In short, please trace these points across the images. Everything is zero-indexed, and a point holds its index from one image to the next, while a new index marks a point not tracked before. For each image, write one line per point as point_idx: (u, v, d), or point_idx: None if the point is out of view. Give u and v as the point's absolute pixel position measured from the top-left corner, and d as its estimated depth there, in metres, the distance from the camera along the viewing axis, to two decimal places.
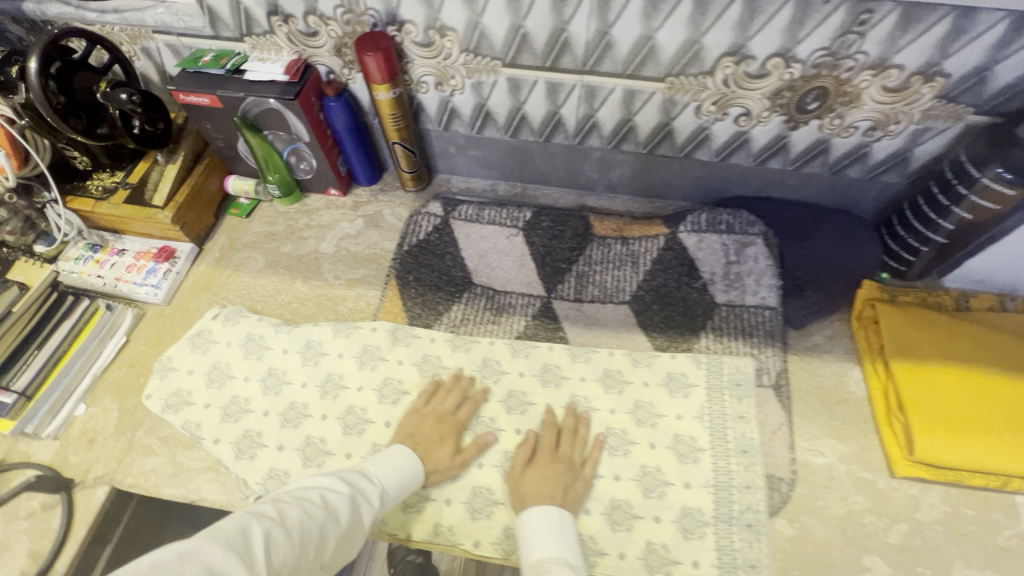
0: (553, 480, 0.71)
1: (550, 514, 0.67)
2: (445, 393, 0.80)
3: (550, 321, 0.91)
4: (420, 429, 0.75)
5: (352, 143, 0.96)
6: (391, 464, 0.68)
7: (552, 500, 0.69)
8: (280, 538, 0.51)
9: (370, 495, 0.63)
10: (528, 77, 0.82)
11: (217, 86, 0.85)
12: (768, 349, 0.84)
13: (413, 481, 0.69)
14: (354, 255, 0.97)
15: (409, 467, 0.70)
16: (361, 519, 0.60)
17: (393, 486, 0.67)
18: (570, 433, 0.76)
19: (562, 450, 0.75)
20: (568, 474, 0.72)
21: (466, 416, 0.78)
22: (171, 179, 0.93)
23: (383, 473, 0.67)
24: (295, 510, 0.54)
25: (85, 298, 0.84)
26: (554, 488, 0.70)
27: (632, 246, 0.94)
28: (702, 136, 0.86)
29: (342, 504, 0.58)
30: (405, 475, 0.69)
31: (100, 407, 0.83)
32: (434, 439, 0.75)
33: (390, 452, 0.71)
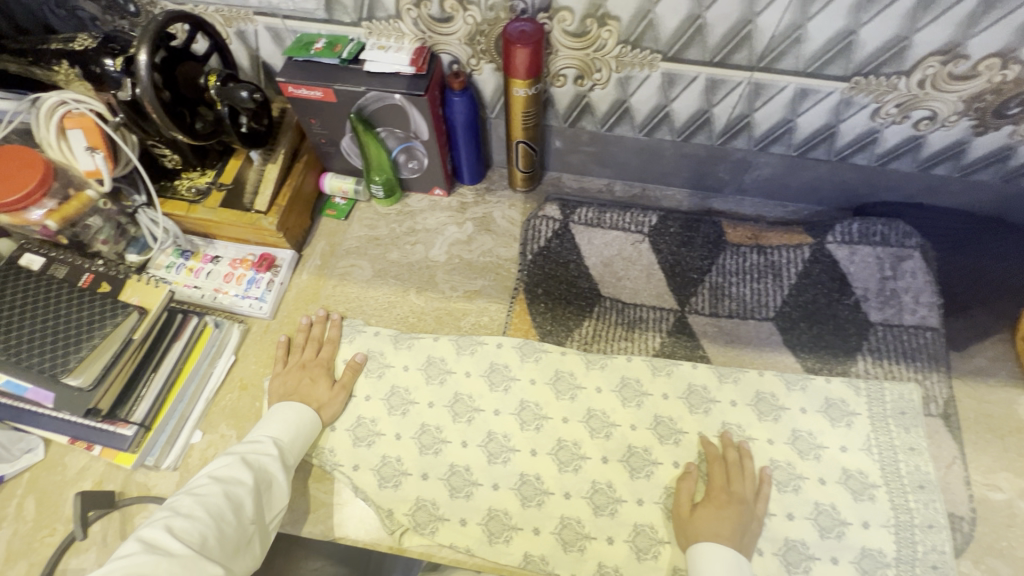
0: (730, 520, 0.66)
1: (729, 558, 0.63)
2: (302, 345, 0.80)
3: (687, 337, 0.85)
4: (288, 382, 0.75)
5: (466, 140, 0.87)
6: (277, 419, 0.69)
7: (728, 542, 0.64)
8: (184, 523, 0.54)
9: (268, 450, 0.65)
10: (688, 73, 0.73)
11: (334, 78, 0.75)
12: (932, 374, 0.78)
13: (306, 422, 0.71)
14: (469, 263, 0.90)
15: (296, 412, 0.71)
16: (271, 473, 0.64)
17: (286, 432, 0.68)
18: (737, 467, 0.71)
19: (729, 483, 0.70)
20: (743, 511, 0.67)
21: (329, 355, 0.79)
22: (272, 180, 0.84)
23: (271, 428, 0.68)
24: (186, 498, 0.57)
25: (194, 315, 0.78)
26: (730, 527, 0.65)
27: (771, 256, 0.88)
28: (869, 140, 0.78)
29: (238, 473, 0.61)
30: (297, 417, 0.70)
31: (217, 434, 0.76)
32: (306, 382, 0.76)
33: (273, 412, 0.71)
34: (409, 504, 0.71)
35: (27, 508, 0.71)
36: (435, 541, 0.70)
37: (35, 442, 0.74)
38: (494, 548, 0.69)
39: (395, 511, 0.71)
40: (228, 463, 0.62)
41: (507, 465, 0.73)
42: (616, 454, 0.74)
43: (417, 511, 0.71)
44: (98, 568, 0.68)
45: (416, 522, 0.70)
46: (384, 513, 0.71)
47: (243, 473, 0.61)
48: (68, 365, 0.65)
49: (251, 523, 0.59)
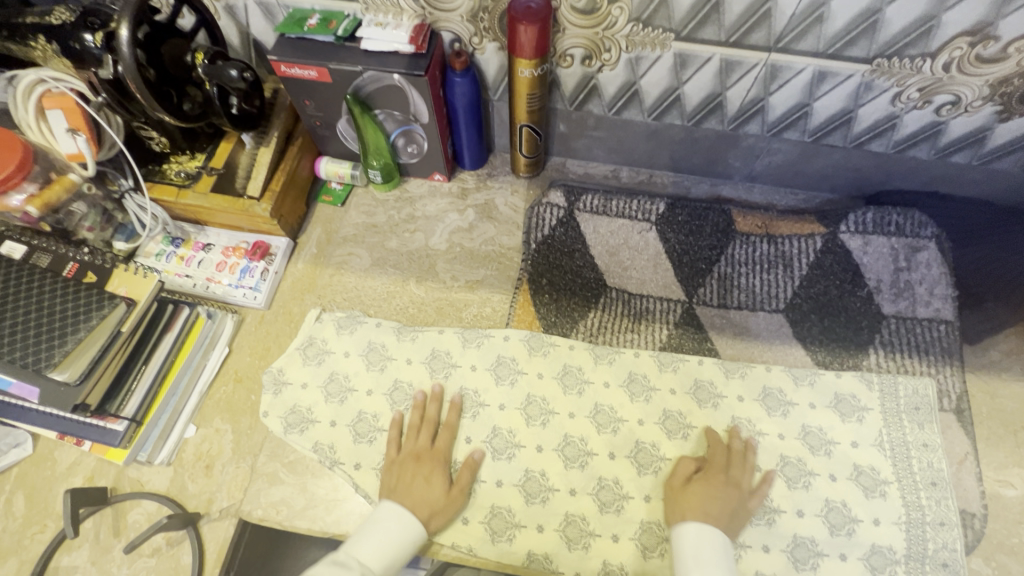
0: (725, 504, 0.66)
1: (715, 539, 0.62)
2: (416, 429, 0.71)
3: (694, 329, 0.83)
4: (399, 476, 0.67)
5: (468, 123, 0.84)
6: (377, 540, 0.60)
7: (716, 523, 0.64)
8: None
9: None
10: (702, 54, 0.70)
11: (328, 57, 0.71)
12: (945, 368, 0.76)
13: (408, 543, 0.61)
14: (470, 252, 0.87)
15: (400, 527, 0.62)
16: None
17: (377, 560, 0.59)
18: (739, 453, 0.70)
19: (725, 463, 0.70)
20: (738, 494, 0.67)
21: (447, 446, 0.70)
22: (265, 164, 0.80)
23: (364, 552, 0.59)
24: None
25: (186, 307, 0.74)
26: (721, 508, 0.65)
27: (782, 246, 0.85)
28: (887, 126, 0.75)
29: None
30: (403, 540, 0.61)
31: (211, 428, 0.74)
32: (419, 480, 0.66)
33: (375, 520, 0.62)
34: None
35: (16, 505, 0.69)
36: (438, 539, 0.68)
37: (23, 437, 0.72)
38: (499, 547, 0.68)
39: None
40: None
41: (511, 462, 0.72)
42: (623, 451, 0.72)
43: None
44: (91, 565, 0.67)
45: None
46: None
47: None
48: (53, 360, 0.62)
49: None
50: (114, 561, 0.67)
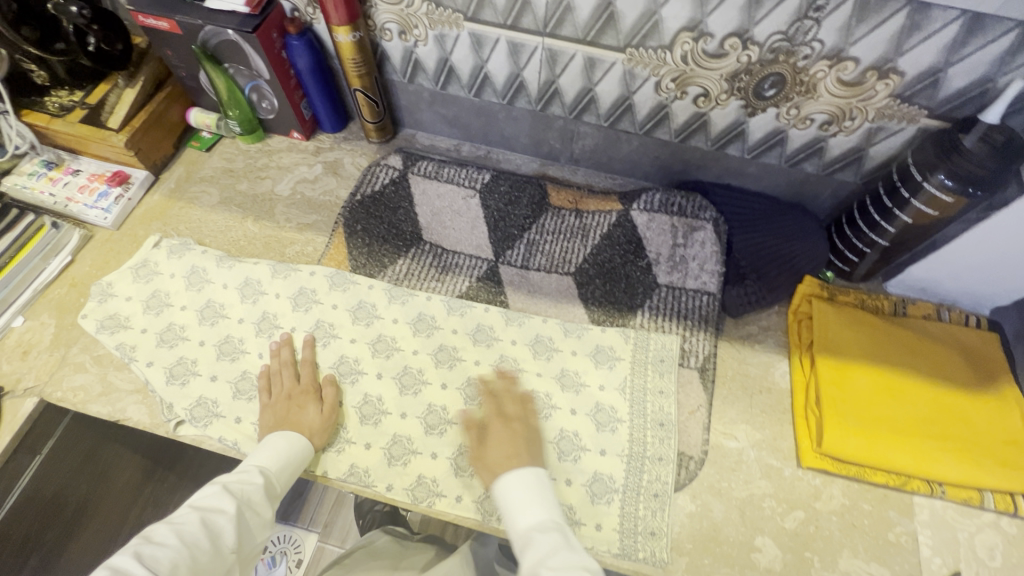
0: (518, 442, 0.72)
1: (528, 479, 0.68)
2: (279, 372, 0.79)
3: (493, 284, 0.92)
4: (276, 412, 0.75)
5: (315, 86, 0.95)
6: (268, 449, 0.70)
7: (520, 461, 0.70)
8: (155, 550, 0.57)
9: (253, 480, 0.67)
10: (491, 35, 0.81)
11: (177, 11, 0.83)
12: (700, 332, 0.85)
13: (297, 450, 0.71)
14: (309, 200, 0.97)
15: (288, 442, 0.71)
16: (255, 501, 0.66)
17: (275, 463, 0.69)
18: (513, 397, 0.78)
19: (509, 413, 0.76)
20: (519, 432, 0.74)
21: (312, 377, 0.79)
22: (128, 103, 0.91)
23: (264, 459, 0.69)
24: (162, 526, 0.60)
25: (31, 214, 0.85)
26: (519, 452, 0.71)
27: (585, 219, 0.95)
28: (662, 114, 0.86)
29: (216, 504, 0.63)
30: (293, 450, 0.71)
31: (37, 321, 0.84)
32: (294, 410, 0.75)
33: (266, 442, 0.71)
34: (191, 400, 0.78)
35: None
36: (206, 432, 0.76)
37: None
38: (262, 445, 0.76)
39: (175, 405, 0.77)
40: (211, 492, 0.64)
41: None
42: (392, 372, 0.81)
43: (197, 406, 0.78)
44: None
45: (192, 415, 0.77)
46: (168, 402, 0.78)
47: (224, 503, 0.63)
48: None
49: (231, 553, 0.62)
50: None
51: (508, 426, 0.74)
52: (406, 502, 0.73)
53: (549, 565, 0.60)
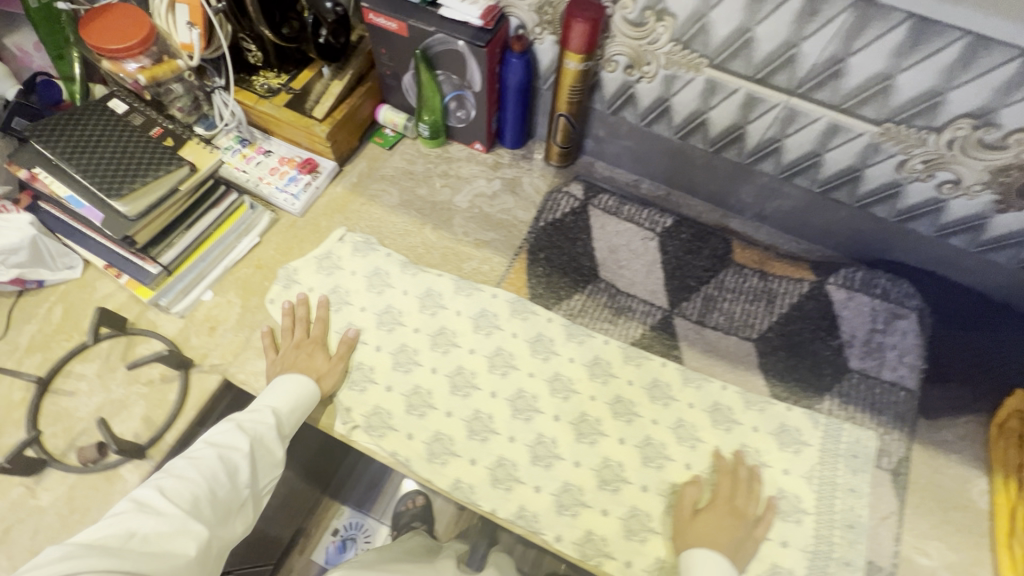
0: (727, 531, 0.68)
1: (721, 562, 0.65)
2: (290, 327, 0.81)
3: (667, 335, 0.88)
4: (284, 360, 0.77)
5: (514, 104, 0.93)
6: (278, 391, 0.72)
7: (723, 551, 0.67)
8: (176, 483, 0.61)
9: (265, 419, 0.69)
10: (730, 85, 0.77)
11: (409, 14, 0.83)
12: (895, 431, 0.78)
13: (304, 393, 0.73)
14: (486, 216, 0.96)
15: (296, 384, 0.73)
16: (269, 439, 0.68)
17: (285, 404, 0.71)
18: (744, 485, 0.73)
19: (737, 500, 0.71)
20: (742, 527, 0.69)
21: (322, 331, 0.81)
22: (333, 95, 0.93)
23: (276, 401, 0.71)
24: (182, 461, 0.63)
25: (234, 192, 0.86)
26: (725, 537, 0.67)
27: (770, 283, 0.90)
28: (891, 193, 0.80)
29: (233, 440, 0.66)
30: (302, 393, 0.73)
31: (224, 298, 0.85)
32: (303, 356, 0.78)
33: (274, 383, 0.73)
34: (368, 408, 0.77)
35: (55, 314, 0.82)
36: (380, 444, 0.75)
37: (76, 261, 0.84)
38: (430, 466, 0.74)
39: (353, 408, 0.77)
40: (226, 429, 0.67)
41: (467, 399, 0.78)
42: (569, 416, 0.77)
43: (374, 415, 0.76)
44: (96, 377, 0.77)
45: (370, 424, 0.76)
46: (347, 405, 0.77)
47: (238, 441, 0.66)
48: (122, 192, 0.71)
49: (246, 488, 0.66)
50: (114, 380, 0.77)
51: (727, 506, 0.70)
52: (573, 556, 0.70)
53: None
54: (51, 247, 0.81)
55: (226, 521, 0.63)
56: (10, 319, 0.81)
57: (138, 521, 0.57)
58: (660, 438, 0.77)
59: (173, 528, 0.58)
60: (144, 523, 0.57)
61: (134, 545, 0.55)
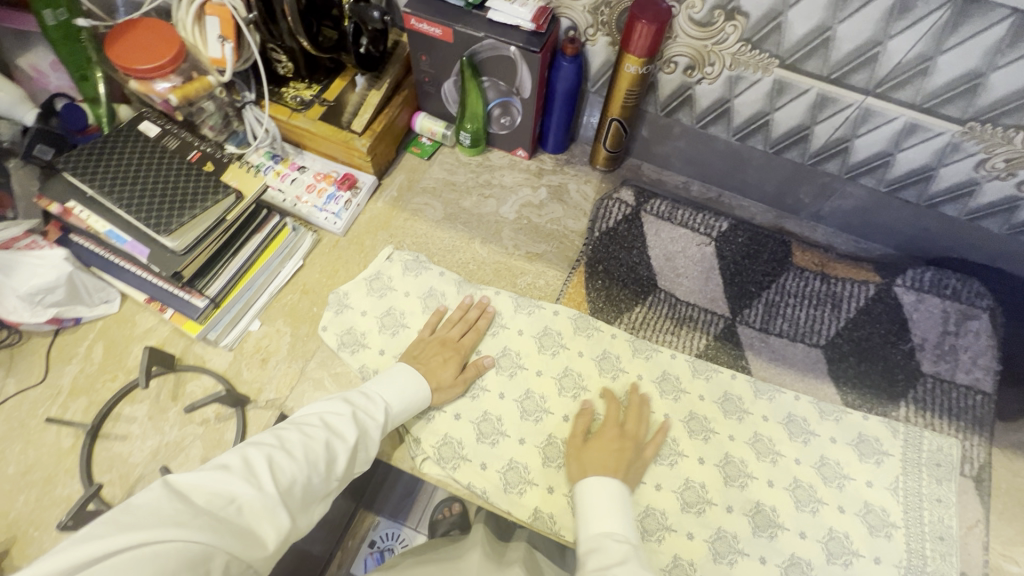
0: (617, 454, 0.69)
1: (609, 489, 0.65)
2: (452, 321, 0.79)
3: (732, 345, 0.85)
4: (423, 347, 0.76)
5: (562, 108, 0.89)
6: (392, 387, 0.68)
7: (613, 472, 0.67)
8: (284, 459, 0.55)
9: (376, 414, 0.65)
10: (801, 85, 0.74)
11: (456, 20, 0.78)
12: (974, 436, 0.77)
13: (418, 399, 0.70)
14: (535, 227, 0.92)
15: (411, 387, 0.70)
16: (371, 436, 0.64)
17: (397, 402, 0.68)
18: (636, 410, 0.74)
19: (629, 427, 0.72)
20: (629, 451, 0.70)
21: (469, 346, 0.77)
22: (372, 106, 0.87)
23: (389, 397, 0.68)
24: (294, 433, 0.58)
25: (276, 215, 0.82)
26: (614, 460, 0.68)
27: (834, 286, 0.88)
28: (964, 191, 0.78)
29: (344, 425, 0.62)
30: (417, 398, 0.70)
31: (273, 327, 0.80)
32: (439, 359, 0.74)
33: (395, 371, 0.71)
34: (437, 437, 0.74)
35: (95, 352, 0.78)
36: (454, 476, 0.72)
37: (113, 294, 0.80)
38: (508, 496, 0.71)
39: (423, 439, 0.73)
40: (341, 412, 0.63)
41: (539, 423, 0.75)
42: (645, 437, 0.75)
43: (444, 445, 0.73)
44: (147, 419, 0.73)
45: (441, 455, 0.73)
46: (415, 436, 0.74)
47: (349, 429, 0.61)
48: (170, 227, 0.69)
49: (335, 480, 0.59)
50: (166, 420, 0.73)
51: (605, 441, 0.70)
52: None
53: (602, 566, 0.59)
54: (87, 283, 0.76)
55: (306, 510, 0.56)
56: (48, 360, 0.76)
57: (241, 487, 0.51)
58: (739, 455, 0.75)
59: (266, 505, 0.51)
60: (246, 490, 0.51)
61: (231, 514, 0.49)
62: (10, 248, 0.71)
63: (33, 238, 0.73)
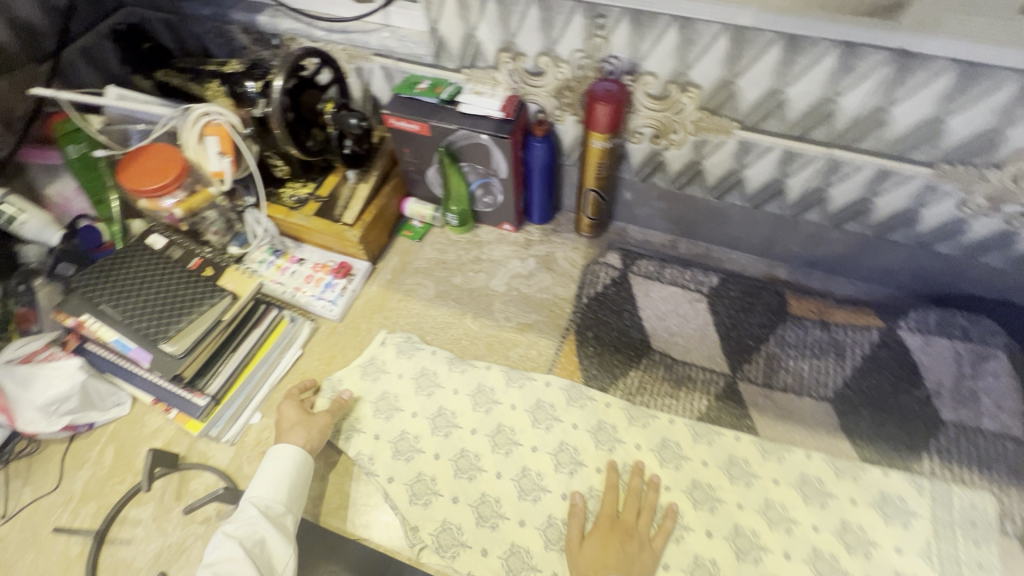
0: (617, 552, 0.65)
1: None
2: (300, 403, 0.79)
3: (735, 404, 0.82)
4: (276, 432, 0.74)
5: (541, 182, 0.92)
6: (258, 480, 0.67)
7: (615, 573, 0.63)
8: None
9: (250, 515, 0.63)
10: (764, 143, 0.75)
11: (430, 115, 0.83)
12: (1012, 489, 0.71)
13: (291, 465, 0.69)
14: (526, 297, 0.93)
15: (274, 461, 0.68)
16: (262, 533, 0.62)
17: (271, 486, 0.66)
18: (634, 495, 0.71)
19: (625, 515, 0.69)
20: (631, 543, 0.67)
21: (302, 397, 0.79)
22: (362, 198, 0.92)
23: (258, 490, 0.66)
24: None
25: (274, 309, 0.86)
26: (614, 562, 0.64)
27: (836, 334, 0.85)
28: (954, 229, 0.76)
29: (228, 553, 0.59)
30: (287, 462, 0.69)
31: (273, 419, 0.82)
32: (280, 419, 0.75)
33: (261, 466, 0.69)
34: (435, 523, 0.72)
35: (107, 456, 0.80)
36: (454, 565, 0.70)
37: (124, 397, 0.83)
38: None
39: (420, 527, 0.72)
40: (216, 546, 0.60)
41: (538, 503, 0.73)
42: None
43: (442, 532, 0.72)
44: (152, 521, 0.75)
45: (439, 543, 0.71)
46: (412, 524, 0.72)
47: (232, 550, 0.59)
48: (168, 333, 0.74)
49: None
50: (170, 522, 0.75)
51: (599, 534, 0.67)
52: None
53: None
54: (100, 388, 0.80)
55: None
56: (63, 467, 0.80)
57: None
58: (750, 526, 0.70)
59: None
60: None
61: None
62: (30, 361, 0.77)
63: (52, 349, 0.79)
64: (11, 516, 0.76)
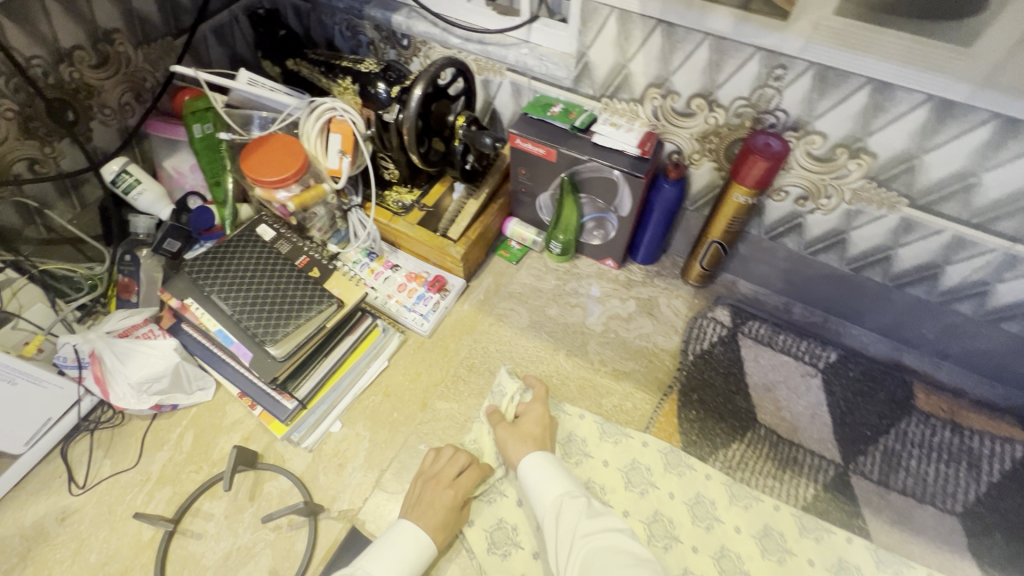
0: (524, 431, 0.74)
1: (543, 458, 0.69)
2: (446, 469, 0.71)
3: (847, 500, 0.74)
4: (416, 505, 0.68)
5: (658, 224, 0.87)
6: (385, 555, 0.62)
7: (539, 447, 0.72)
8: None
9: None
10: (932, 225, 0.68)
11: (561, 142, 0.79)
12: None
13: (418, 561, 0.63)
14: (624, 341, 0.88)
15: (411, 546, 0.64)
16: None
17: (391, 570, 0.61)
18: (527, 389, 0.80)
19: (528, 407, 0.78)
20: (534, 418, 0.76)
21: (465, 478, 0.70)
22: (470, 214, 0.89)
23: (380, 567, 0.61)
24: None
25: (369, 316, 0.84)
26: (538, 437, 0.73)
27: (968, 440, 0.77)
28: None
29: None
30: (412, 552, 0.63)
31: (353, 430, 0.79)
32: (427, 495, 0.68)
33: (391, 536, 0.64)
34: None
35: (185, 441, 0.79)
36: None
37: (209, 383, 0.82)
38: None
39: None
40: None
41: None
42: None
43: None
44: (224, 518, 0.73)
45: None
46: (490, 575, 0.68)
47: None
48: (275, 336, 0.72)
49: None
50: (242, 523, 0.73)
51: (539, 414, 0.76)
52: None
53: (583, 532, 0.59)
54: (190, 372, 0.79)
55: None
56: (142, 445, 0.79)
57: None
58: None
59: None
60: None
61: None
62: (129, 336, 0.77)
63: (150, 327, 0.79)
64: (89, 488, 0.75)
